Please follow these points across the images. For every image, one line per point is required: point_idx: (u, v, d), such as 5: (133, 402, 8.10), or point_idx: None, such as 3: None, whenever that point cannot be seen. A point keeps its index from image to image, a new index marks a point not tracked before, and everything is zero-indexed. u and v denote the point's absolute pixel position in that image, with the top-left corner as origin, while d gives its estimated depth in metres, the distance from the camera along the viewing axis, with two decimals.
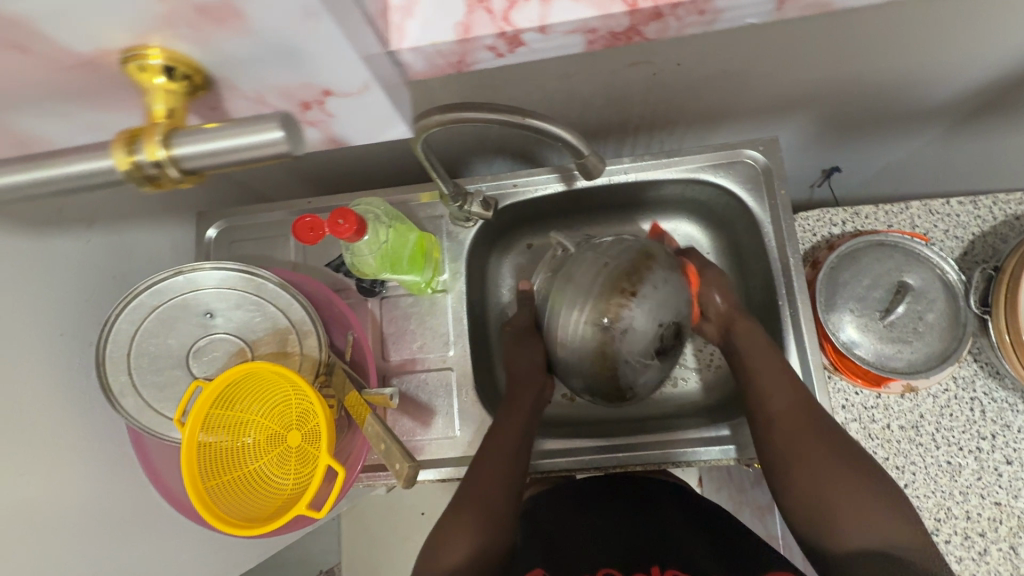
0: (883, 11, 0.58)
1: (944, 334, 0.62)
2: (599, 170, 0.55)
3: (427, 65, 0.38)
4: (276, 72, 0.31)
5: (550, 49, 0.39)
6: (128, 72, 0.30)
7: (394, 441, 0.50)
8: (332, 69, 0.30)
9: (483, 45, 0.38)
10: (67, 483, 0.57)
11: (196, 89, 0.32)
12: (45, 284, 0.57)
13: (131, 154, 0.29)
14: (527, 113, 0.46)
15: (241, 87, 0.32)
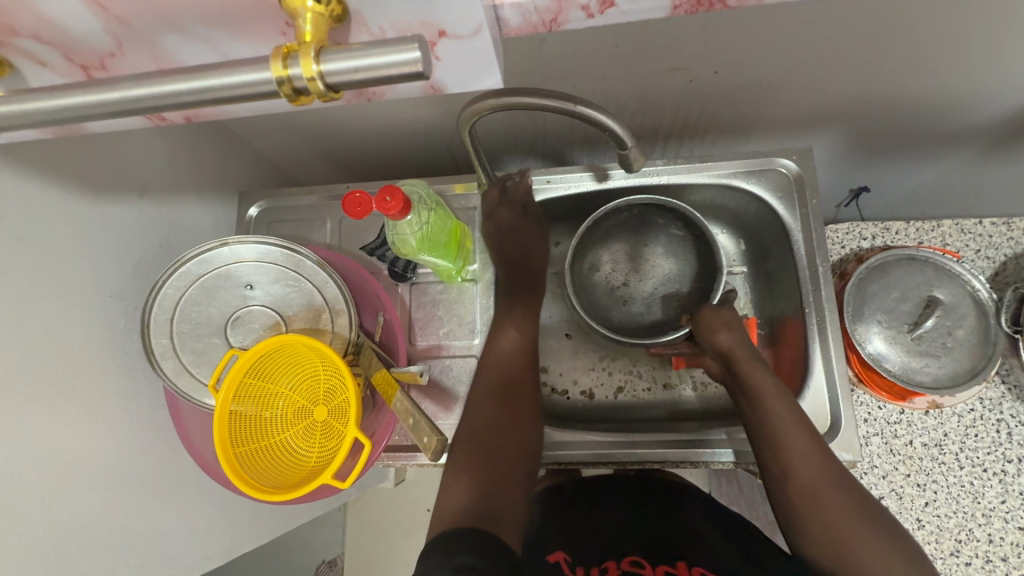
0: (920, 27, 0.59)
1: (973, 351, 0.62)
2: (640, 164, 0.56)
3: (521, 22, 0.38)
4: (402, 7, 0.31)
5: (639, 13, 0.38)
6: (281, 1, 0.30)
7: (422, 416, 0.52)
8: (451, 6, 0.31)
9: (576, 5, 0.37)
10: (104, 439, 0.59)
11: (337, 17, 0.32)
12: (100, 246, 0.60)
13: (288, 66, 0.27)
14: (577, 101, 0.47)
15: (369, 21, 0.33)
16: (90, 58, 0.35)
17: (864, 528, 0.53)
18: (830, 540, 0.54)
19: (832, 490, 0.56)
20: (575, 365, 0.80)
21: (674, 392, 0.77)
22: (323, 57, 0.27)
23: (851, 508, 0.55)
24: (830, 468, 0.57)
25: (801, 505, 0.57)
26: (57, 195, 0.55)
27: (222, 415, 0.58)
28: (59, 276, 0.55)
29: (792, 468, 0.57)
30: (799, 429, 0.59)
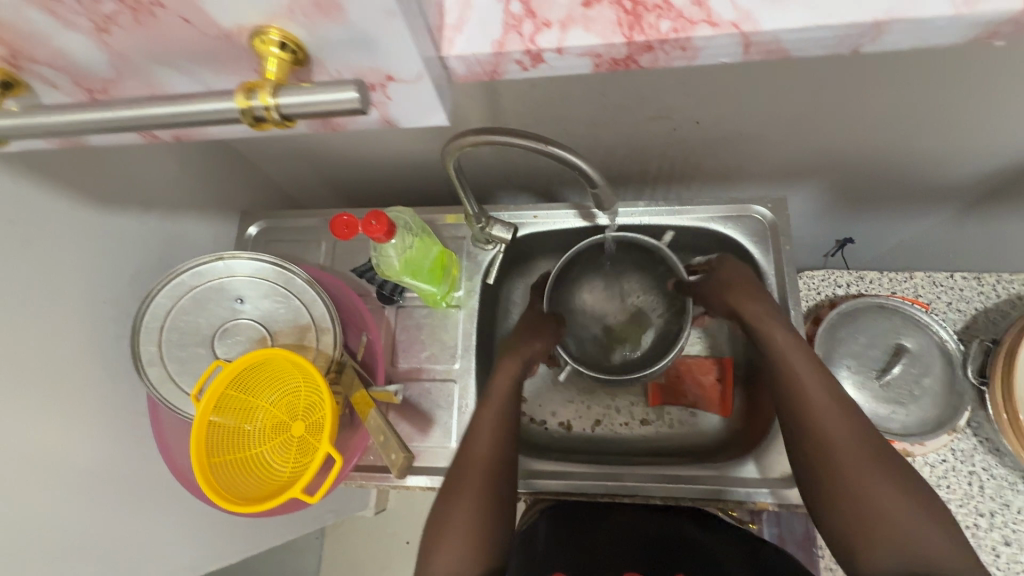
0: (883, 89, 0.63)
1: (940, 400, 0.63)
2: (611, 202, 0.59)
3: (466, 71, 0.41)
4: (354, 56, 0.35)
5: (563, 70, 0.41)
6: (252, 45, 0.34)
7: (394, 435, 0.53)
8: (397, 58, 0.34)
9: (512, 59, 0.40)
10: (83, 440, 0.60)
11: (300, 62, 0.35)
12: (100, 252, 0.63)
13: (248, 99, 0.30)
14: (550, 142, 0.50)
15: (327, 66, 0.36)
16: (94, 83, 0.39)
17: (880, 478, 0.51)
18: (840, 483, 0.52)
19: (855, 447, 0.53)
20: (556, 396, 0.81)
21: (650, 428, 0.78)
22: (280, 93, 0.31)
23: (866, 454, 0.52)
24: (843, 406, 0.55)
25: (807, 442, 0.55)
26: (64, 202, 0.58)
27: (201, 424, 0.59)
28: (58, 278, 0.58)
29: (799, 399, 0.56)
30: (812, 376, 0.57)
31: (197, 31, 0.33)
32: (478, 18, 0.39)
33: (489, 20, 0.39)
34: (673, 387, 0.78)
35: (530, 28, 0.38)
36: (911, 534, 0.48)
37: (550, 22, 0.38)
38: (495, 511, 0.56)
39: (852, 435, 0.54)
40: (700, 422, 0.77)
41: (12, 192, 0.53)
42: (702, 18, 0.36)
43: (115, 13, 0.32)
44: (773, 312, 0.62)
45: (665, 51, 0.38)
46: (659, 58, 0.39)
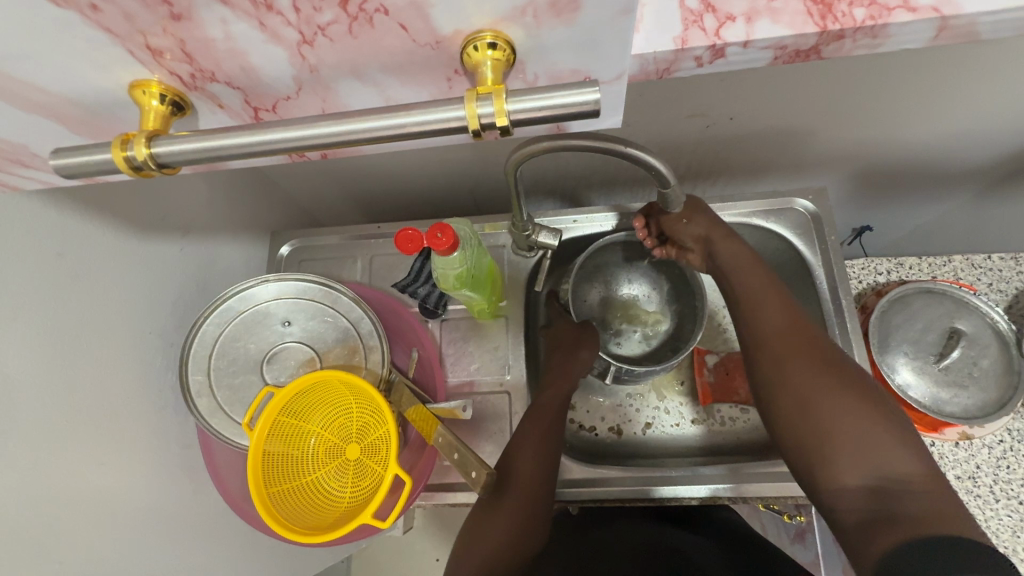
0: (923, 79, 0.64)
1: (999, 381, 0.64)
2: (679, 203, 0.60)
3: (637, 70, 0.41)
4: (564, 59, 0.35)
5: (740, 64, 0.42)
6: (464, 56, 0.33)
7: (468, 450, 0.52)
8: (606, 63, 0.35)
9: (690, 56, 0.40)
10: (137, 478, 0.58)
11: (511, 63, 0.34)
12: (141, 283, 0.61)
13: (479, 107, 0.30)
14: (626, 143, 0.50)
15: (526, 68, 0.35)
16: (265, 101, 0.38)
17: (840, 395, 0.53)
18: (799, 400, 0.54)
19: (820, 380, 0.54)
20: (605, 400, 0.80)
21: (702, 427, 0.78)
22: (511, 98, 0.30)
23: (823, 374, 0.54)
24: (801, 335, 0.58)
25: (768, 369, 0.58)
26: (105, 233, 0.56)
27: (256, 455, 0.57)
28: (105, 312, 0.56)
29: (761, 328, 0.60)
30: (782, 317, 0.59)
31: (410, 39, 0.32)
32: (656, 15, 0.39)
33: (665, 17, 0.39)
34: (722, 385, 0.77)
35: (713, 24, 0.39)
36: (870, 451, 0.50)
37: (733, 16, 0.38)
38: (533, 518, 0.59)
39: (811, 359, 0.56)
40: (750, 417, 0.77)
41: (54, 226, 0.51)
42: (898, 3, 0.37)
43: (330, 23, 0.31)
44: (742, 255, 0.64)
45: (853, 40, 0.39)
46: (843, 47, 0.40)
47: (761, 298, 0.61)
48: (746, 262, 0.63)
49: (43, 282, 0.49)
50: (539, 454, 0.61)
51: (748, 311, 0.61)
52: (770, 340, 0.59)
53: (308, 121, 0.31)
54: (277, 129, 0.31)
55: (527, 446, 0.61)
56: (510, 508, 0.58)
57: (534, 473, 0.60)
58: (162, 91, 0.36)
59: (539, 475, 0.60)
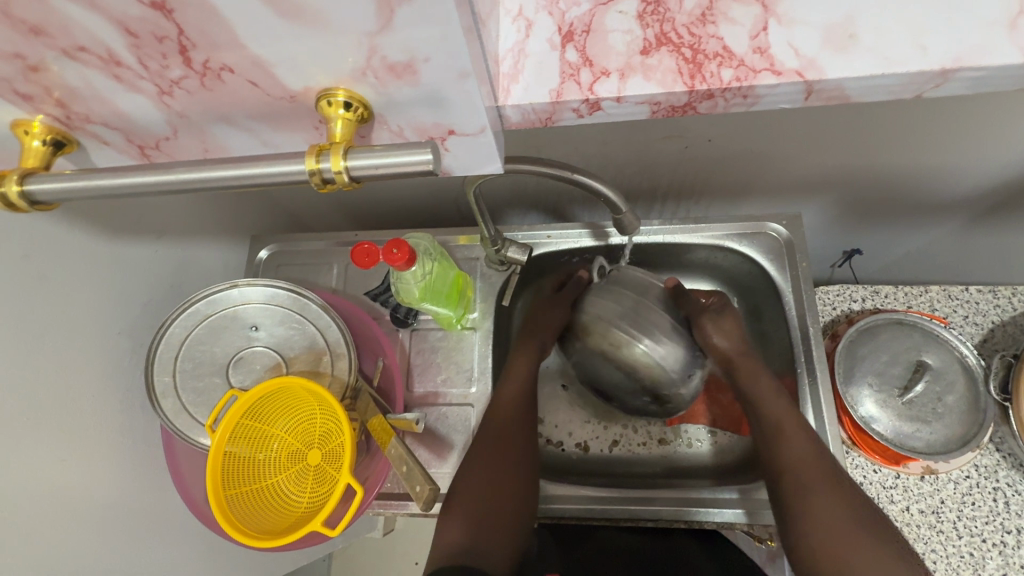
0: (898, 108, 0.63)
1: (964, 417, 0.63)
2: (634, 228, 0.60)
3: (520, 119, 0.43)
4: (417, 112, 0.35)
5: (620, 116, 0.43)
6: (318, 107, 0.35)
7: (416, 464, 0.52)
8: (459, 114, 0.35)
9: (568, 108, 0.42)
10: (100, 475, 0.59)
11: (362, 120, 0.36)
12: (113, 283, 0.62)
13: (319, 162, 0.31)
14: (575, 170, 0.52)
15: (389, 121, 0.37)
16: (147, 140, 0.41)
17: (862, 533, 0.53)
18: (830, 557, 0.52)
19: (854, 546, 0.52)
20: (579, 416, 0.80)
21: (670, 448, 0.77)
22: (350, 155, 0.31)
23: (848, 509, 0.55)
24: (826, 467, 0.58)
25: (801, 510, 0.56)
26: (73, 237, 0.58)
27: (216, 457, 0.57)
28: (73, 311, 0.57)
29: (786, 460, 0.59)
30: (801, 441, 0.60)
31: (263, 93, 0.35)
32: (535, 70, 0.41)
33: (544, 69, 0.41)
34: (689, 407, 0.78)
35: (587, 79, 0.40)
36: None
37: (607, 72, 0.40)
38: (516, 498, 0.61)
39: (829, 479, 0.57)
40: (718, 439, 0.77)
41: (23, 226, 0.52)
42: (764, 67, 0.38)
43: (181, 78, 0.34)
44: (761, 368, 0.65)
45: (725, 99, 0.40)
46: (717, 104, 0.41)
47: (791, 449, 0.59)
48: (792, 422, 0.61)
49: (7, 284, 0.51)
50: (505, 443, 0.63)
51: (776, 454, 0.60)
52: (795, 472, 0.58)
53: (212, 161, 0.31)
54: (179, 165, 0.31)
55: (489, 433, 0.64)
56: (482, 478, 0.60)
57: (496, 455, 0.62)
58: (43, 132, 0.38)
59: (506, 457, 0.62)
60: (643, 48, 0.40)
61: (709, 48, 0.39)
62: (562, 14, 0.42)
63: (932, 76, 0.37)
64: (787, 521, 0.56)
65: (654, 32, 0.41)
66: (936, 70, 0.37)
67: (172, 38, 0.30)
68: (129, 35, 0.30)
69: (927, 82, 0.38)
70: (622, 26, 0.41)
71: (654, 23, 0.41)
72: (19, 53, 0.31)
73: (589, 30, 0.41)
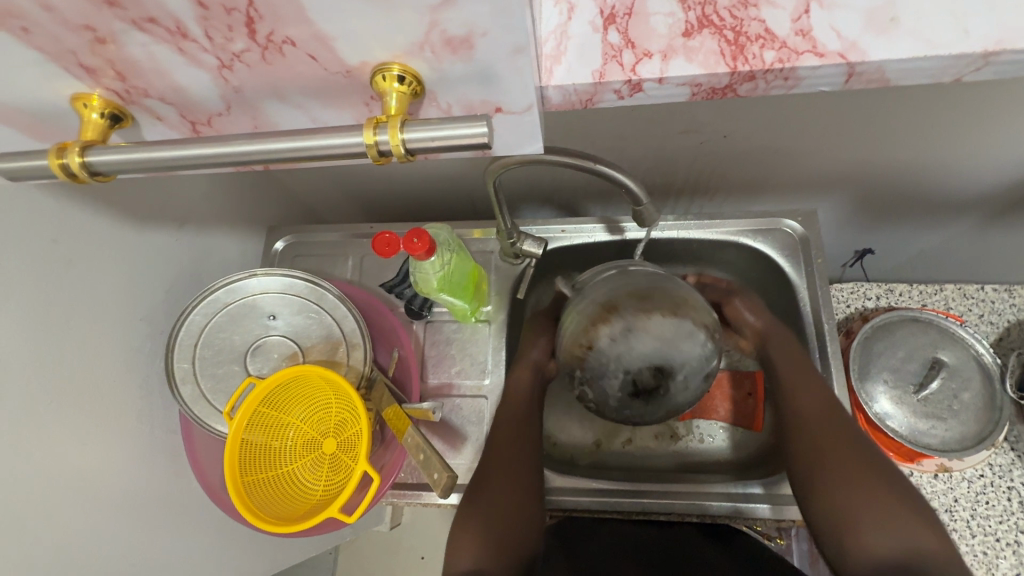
0: (917, 105, 0.63)
1: (979, 415, 0.63)
2: (653, 222, 0.60)
3: (561, 100, 0.43)
4: (468, 89, 0.36)
5: (662, 98, 0.43)
6: (372, 82, 0.36)
7: (433, 451, 0.52)
8: (510, 91, 0.36)
9: (610, 89, 0.42)
10: (121, 458, 0.60)
11: (415, 95, 0.37)
12: (136, 270, 0.63)
13: (377, 134, 0.31)
14: (596, 160, 0.52)
15: (439, 98, 0.37)
16: (199, 116, 0.41)
17: (870, 472, 0.51)
18: (838, 492, 0.51)
19: (863, 484, 0.51)
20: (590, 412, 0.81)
21: (680, 443, 0.78)
22: (407, 128, 0.31)
23: (860, 456, 0.53)
24: (838, 420, 0.56)
25: (810, 454, 0.55)
26: (99, 223, 0.59)
27: (233, 444, 0.58)
28: (97, 296, 0.58)
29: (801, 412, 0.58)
30: (817, 398, 0.59)
31: (321, 67, 0.35)
32: (578, 52, 0.42)
33: (587, 51, 0.41)
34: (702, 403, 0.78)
35: (630, 60, 0.41)
36: (897, 526, 0.47)
37: (650, 53, 0.41)
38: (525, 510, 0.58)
39: (840, 428, 0.56)
40: (729, 435, 0.77)
41: (52, 211, 0.53)
42: (807, 48, 0.39)
43: (244, 50, 0.34)
44: (790, 343, 0.65)
45: (766, 80, 0.40)
46: (758, 87, 0.41)
47: (804, 404, 0.59)
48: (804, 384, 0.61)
49: (35, 267, 0.51)
50: (518, 450, 0.62)
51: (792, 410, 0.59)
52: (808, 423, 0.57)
53: (246, 145, 0.32)
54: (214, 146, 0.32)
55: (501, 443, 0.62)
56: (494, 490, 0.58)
57: (512, 465, 0.61)
58: (102, 106, 0.39)
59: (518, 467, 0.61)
60: (685, 31, 0.41)
61: (753, 30, 0.40)
62: None
63: (976, 58, 0.38)
64: (797, 466, 0.56)
65: (697, 14, 0.41)
66: (979, 52, 0.37)
67: (240, 9, 0.31)
68: (199, 6, 0.31)
69: (966, 65, 0.39)
70: (664, 9, 0.41)
71: (696, 5, 0.41)
72: (89, 26, 0.32)
73: (631, 13, 0.42)
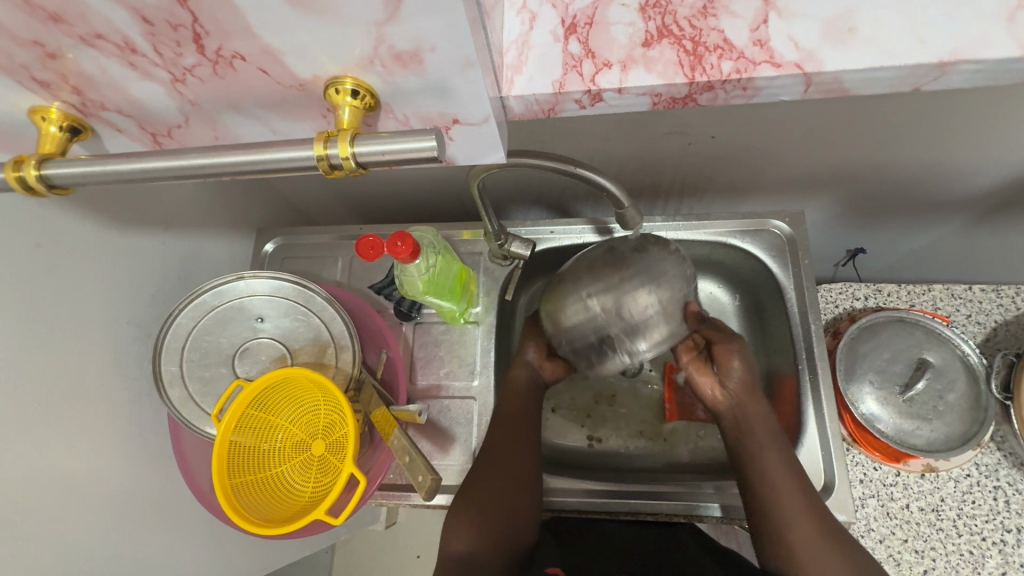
0: (903, 108, 0.63)
1: (965, 415, 0.63)
2: (637, 224, 0.61)
3: (523, 109, 0.43)
4: (422, 101, 0.36)
5: (622, 107, 0.43)
6: (325, 95, 0.36)
7: (418, 454, 0.53)
8: (464, 103, 0.35)
9: (571, 99, 0.42)
10: (109, 462, 0.60)
11: (369, 108, 0.37)
12: (122, 274, 0.63)
13: (326, 148, 0.31)
14: (576, 164, 0.52)
15: (395, 110, 0.37)
16: (159, 127, 0.41)
17: (821, 535, 0.55)
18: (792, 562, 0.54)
19: (818, 548, 0.54)
20: (580, 411, 0.81)
21: (668, 444, 0.78)
22: (357, 142, 0.31)
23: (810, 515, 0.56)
24: (793, 474, 0.58)
25: (767, 511, 0.57)
26: (84, 228, 0.58)
27: (221, 446, 0.58)
28: (82, 301, 0.58)
29: (762, 469, 0.59)
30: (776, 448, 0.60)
31: (274, 82, 0.35)
32: (540, 61, 0.41)
33: (547, 61, 0.41)
34: (687, 405, 0.78)
35: (590, 69, 0.41)
36: None
37: (610, 63, 0.41)
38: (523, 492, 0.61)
39: (794, 483, 0.58)
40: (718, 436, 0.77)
41: (34, 216, 0.53)
42: (765, 59, 0.39)
43: (195, 66, 0.34)
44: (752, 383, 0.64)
45: (725, 90, 0.41)
46: (718, 96, 0.42)
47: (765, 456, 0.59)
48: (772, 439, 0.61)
49: (19, 273, 0.52)
50: (522, 439, 0.64)
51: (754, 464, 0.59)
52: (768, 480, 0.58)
53: (218, 152, 0.32)
54: (186, 155, 0.32)
55: (504, 428, 0.64)
56: (497, 474, 0.61)
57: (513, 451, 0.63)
58: (60, 118, 0.39)
59: (519, 452, 0.63)
60: (645, 40, 0.41)
61: (710, 40, 0.40)
62: (566, 6, 0.42)
63: (928, 70, 0.38)
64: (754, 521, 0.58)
65: (656, 24, 0.41)
66: (928, 64, 0.37)
67: (190, 26, 0.31)
68: (148, 23, 0.31)
69: (923, 75, 0.39)
70: (624, 18, 0.41)
71: (656, 15, 0.41)
72: (38, 41, 0.32)
73: (592, 22, 0.42)
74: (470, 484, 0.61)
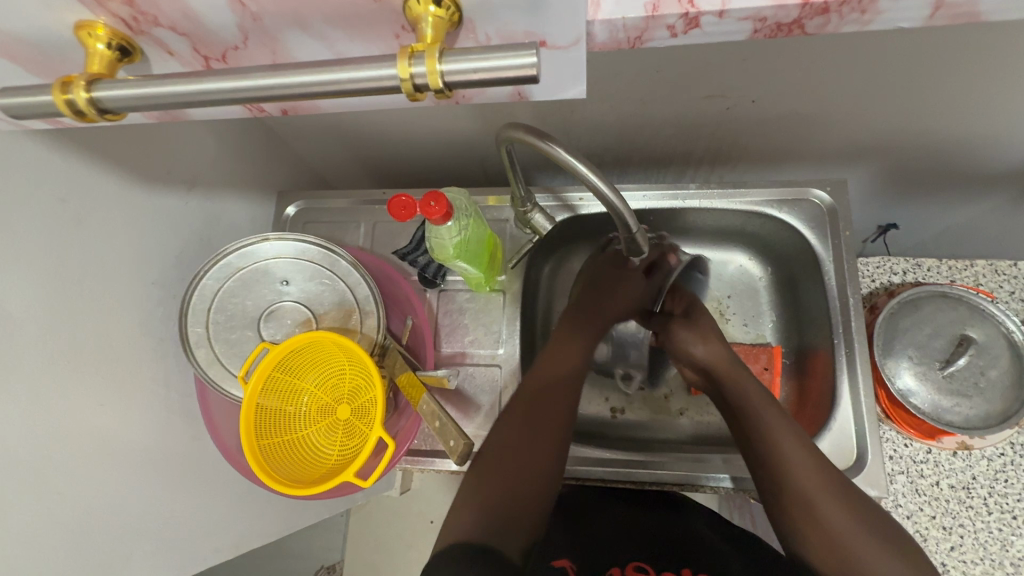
0: (966, 69, 0.59)
1: (1007, 393, 0.61)
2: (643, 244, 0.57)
3: (607, 38, 0.40)
4: (510, 17, 0.34)
5: (718, 34, 0.41)
6: (405, 8, 0.33)
7: (449, 419, 0.52)
8: (556, 22, 0.34)
9: (663, 24, 0.39)
10: (138, 421, 0.60)
11: (455, 21, 0.34)
12: (147, 234, 0.62)
13: (412, 64, 0.29)
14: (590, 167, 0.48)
15: (478, 28, 0.35)
16: (213, 50, 0.39)
17: (821, 482, 0.55)
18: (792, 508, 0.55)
19: (821, 494, 0.55)
20: (603, 380, 0.81)
21: (690, 418, 0.77)
22: (445, 58, 0.29)
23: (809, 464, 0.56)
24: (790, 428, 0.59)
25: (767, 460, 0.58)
26: (110, 185, 0.57)
27: (249, 407, 0.57)
28: (109, 259, 0.57)
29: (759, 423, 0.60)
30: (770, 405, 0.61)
31: None
32: None
33: None
34: None
35: None
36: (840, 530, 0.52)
37: None
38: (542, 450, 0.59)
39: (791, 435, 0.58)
40: None
41: (60, 171, 0.52)
42: None
43: None
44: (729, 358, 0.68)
45: (840, 14, 0.38)
46: (829, 22, 0.39)
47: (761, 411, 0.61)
48: (764, 400, 0.62)
49: (48, 228, 0.51)
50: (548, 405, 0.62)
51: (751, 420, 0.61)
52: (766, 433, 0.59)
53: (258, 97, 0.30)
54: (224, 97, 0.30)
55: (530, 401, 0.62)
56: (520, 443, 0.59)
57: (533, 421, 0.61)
58: (108, 34, 0.36)
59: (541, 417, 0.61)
60: None
61: None
62: None
63: None
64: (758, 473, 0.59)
65: None
66: None
67: None
68: None
69: None
70: None
71: None
72: None
73: None
74: (489, 449, 0.59)
